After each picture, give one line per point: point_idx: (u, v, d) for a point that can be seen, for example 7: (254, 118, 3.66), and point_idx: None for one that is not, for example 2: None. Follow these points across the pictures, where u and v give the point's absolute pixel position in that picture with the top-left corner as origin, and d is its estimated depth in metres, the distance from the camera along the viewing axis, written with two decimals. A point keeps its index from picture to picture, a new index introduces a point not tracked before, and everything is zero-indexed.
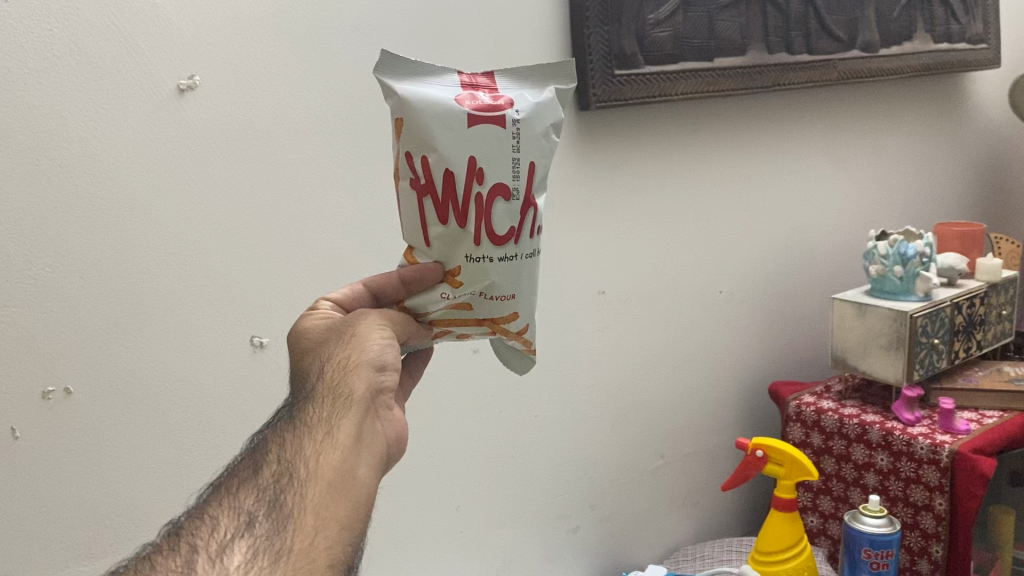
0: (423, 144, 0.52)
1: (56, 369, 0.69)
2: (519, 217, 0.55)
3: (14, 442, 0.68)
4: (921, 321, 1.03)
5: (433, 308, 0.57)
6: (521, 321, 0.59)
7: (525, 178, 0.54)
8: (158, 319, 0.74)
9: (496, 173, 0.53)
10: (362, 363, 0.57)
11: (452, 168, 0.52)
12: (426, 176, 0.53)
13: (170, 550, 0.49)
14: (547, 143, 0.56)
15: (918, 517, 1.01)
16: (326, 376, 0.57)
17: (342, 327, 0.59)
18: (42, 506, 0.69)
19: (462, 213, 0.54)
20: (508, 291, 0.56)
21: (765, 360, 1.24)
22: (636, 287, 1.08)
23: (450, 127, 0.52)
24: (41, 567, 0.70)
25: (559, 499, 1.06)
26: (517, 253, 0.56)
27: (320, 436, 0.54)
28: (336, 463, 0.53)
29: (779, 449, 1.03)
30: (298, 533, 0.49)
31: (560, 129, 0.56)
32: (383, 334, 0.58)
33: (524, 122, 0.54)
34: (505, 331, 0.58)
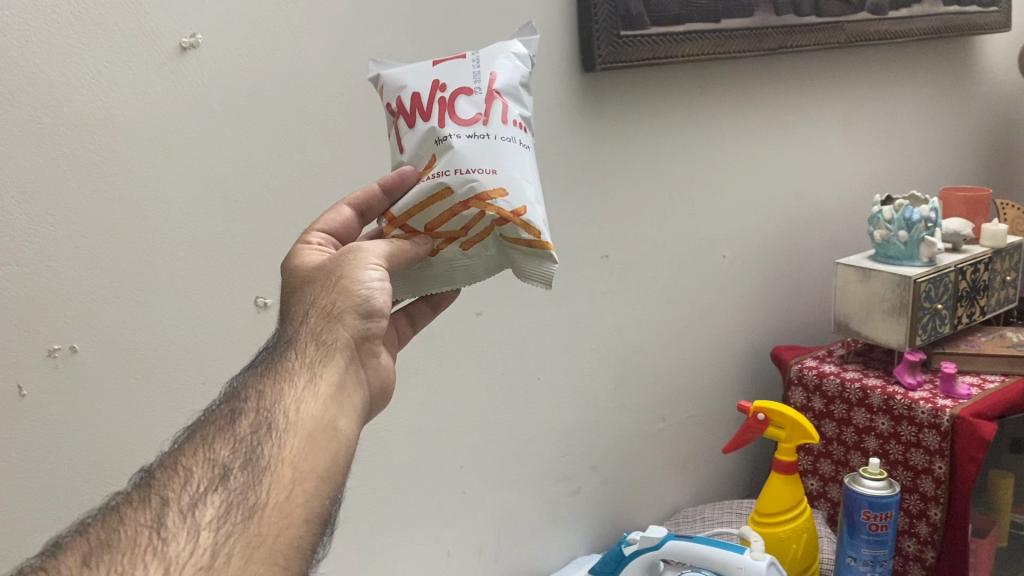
0: (393, 85, 0.63)
1: (60, 327, 0.71)
2: (485, 105, 0.61)
3: (21, 399, 0.70)
4: (924, 287, 1.03)
5: (416, 205, 0.62)
6: (516, 198, 0.61)
7: (486, 79, 0.62)
8: (160, 279, 0.75)
9: (457, 80, 0.62)
10: (347, 310, 0.57)
11: (417, 87, 0.62)
12: (398, 103, 0.62)
13: (138, 501, 0.44)
14: (511, 65, 0.63)
15: (918, 481, 1.01)
16: (309, 322, 0.56)
17: (330, 270, 0.59)
18: (45, 460, 0.72)
19: (426, 113, 0.61)
20: (487, 165, 0.60)
21: (765, 323, 1.26)
22: (641, 251, 1.08)
23: (415, 69, 0.63)
24: (43, 521, 0.72)
25: (562, 461, 1.06)
26: (488, 133, 0.61)
27: (300, 385, 0.51)
28: (315, 415, 0.50)
29: (779, 411, 0.96)
30: (274, 486, 0.46)
31: (526, 61, 0.64)
32: (372, 275, 0.59)
33: (482, 53, 0.63)
34: (500, 210, 0.60)
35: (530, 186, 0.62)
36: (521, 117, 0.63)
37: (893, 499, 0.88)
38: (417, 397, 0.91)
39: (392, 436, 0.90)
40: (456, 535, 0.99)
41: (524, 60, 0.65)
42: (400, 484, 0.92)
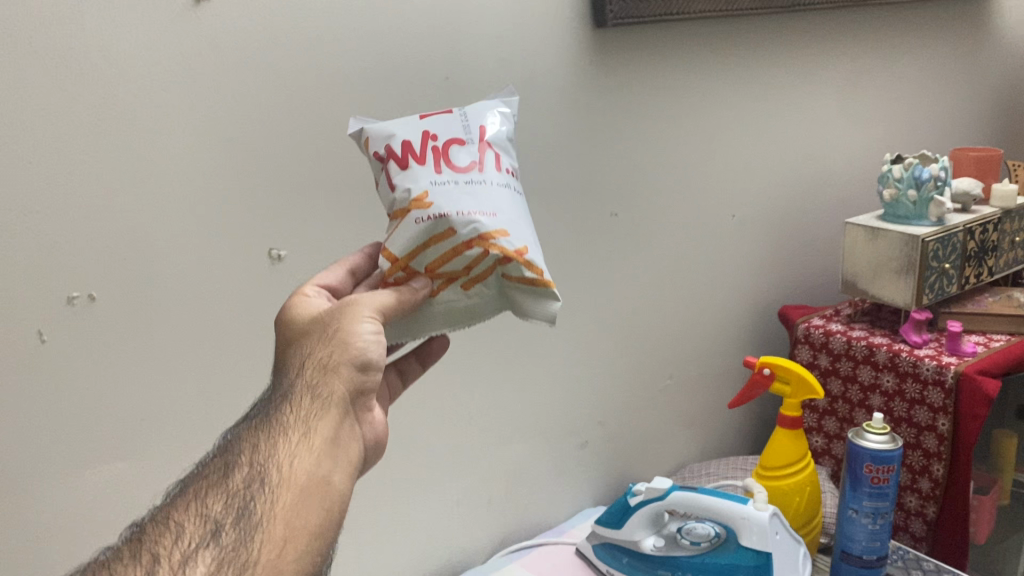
0: (380, 135, 0.65)
1: (78, 275, 0.72)
2: (478, 155, 0.65)
3: (41, 345, 0.72)
4: (933, 246, 1.03)
5: (417, 245, 0.62)
6: (516, 238, 0.63)
7: (476, 132, 0.66)
8: (175, 230, 0.76)
9: (448, 133, 0.66)
10: (344, 362, 0.60)
11: (407, 137, 0.65)
12: (387, 151, 0.64)
13: (130, 557, 0.47)
14: (497, 121, 0.68)
15: (921, 437, 1.02)
16: (306, 373, 0.59)
17: (328, 321, 0.61)
18: (67, 405, 0.74)
19: (420, 159, 0.64)
20: (488, 208, 0.63)
21: (774, 283, 1.26)
22: (651, 209, 1.09)
23: (404, 121, 0.66)
24: (64, 464, 0.74)
25: (570, 416, 1.08)
26: (484, 179, 0.64)
27: (296, 437, 0.56)
28: (308, 469, 0.54)
29: (785, 367, 0.97)
30: (265, 543, 0.49)
31: (508, 120, 0.69)
32: (371, 325, 0.61)
33: (468, 111, 0.68)
34: (503, 249, 0.62)
35: (527, 229, 0.65)
36: (509, 167, 0.67)
37: (895, 453, 0.90)
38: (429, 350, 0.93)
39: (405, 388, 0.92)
40: (466, 487, 1.01)
41: (509, 118, 0.70)
42: (414, 436, 0.94)
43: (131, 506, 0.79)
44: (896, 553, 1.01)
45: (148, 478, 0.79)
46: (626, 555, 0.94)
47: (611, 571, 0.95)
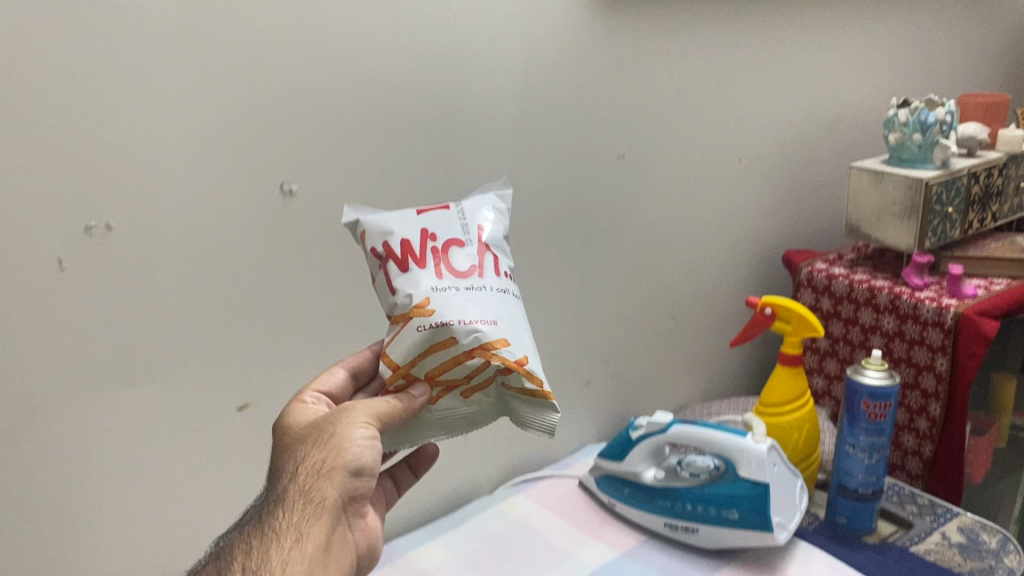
0: (378, 230, 0.67)
1: (95, 206, 0.73)
2: (478, 258, 0.67)
3: (60, 273, 0.73)
4: (936, 190, 1.04)
5: (418, 353, 0.64)
6: (517, 347, 0.64)
7: (475, 234, 0.68)
8: (189, 164, 0.77)
9: (447, 233, 0.67)
10: (337, 466, 0.61)
11: (405, 236, 0.66)
12: (386, 248, 0.66)
13: None
14: (492, 219, 0.70)
15: (919, 377, 1.04)
16: (300, 477, 0.61)
17: (324, 426, 0.63)
18: (87, 334, 0.75)
19: (420, 261, 0.65)
20: (489, 316, 0.64)
21: (778, 228, 1.28)
22: (657, 152, 1.10)
23: (404, 219, 0.68)
24: (85, 390, 0.76)
25: (574, 354, 1.10)
26: (484, 284, 0.66)
27: (288, 543, 0.58)
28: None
29: (785, 306, 0.98)
30: None
31: (503, 216, 0.72)
32: (364, 433, 0.62)
33: (465, 208, 0.70)
34: (504, 358, 0.64)
35: (527, 335, 0.66)
36: (506, 268, 0.69)
37: (892, 389, 0.92)
38: None
39: None
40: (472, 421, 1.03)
41: (504, 215, 0.72)
42: None
43: (151, 432, 0.81)
44: (892, 489, 1.04)
45: (167, 407, 0.81)
46: (627, 487, 0.98)
47: (614, 502, 0.99)
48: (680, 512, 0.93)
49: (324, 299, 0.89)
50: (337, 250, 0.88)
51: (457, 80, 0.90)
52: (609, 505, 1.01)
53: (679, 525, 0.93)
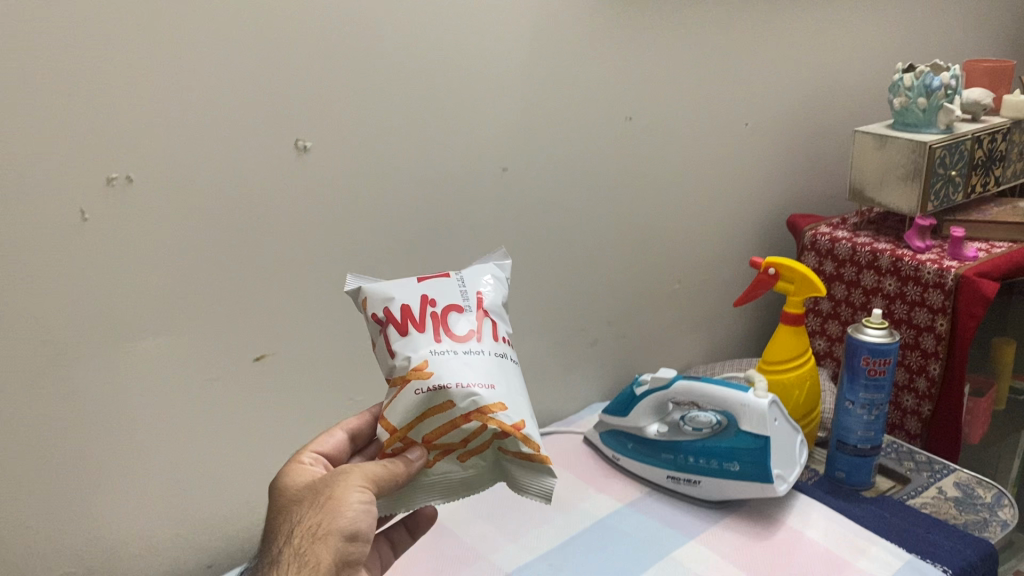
0: (378, 296, 0.65)
1: (117, 158, 0.75)
2: (477, 323, 0.64)
3: (83, 223, 0.75)
4: (940, 153, 1.06)
5: (414, 415, 0.61)
6: (514, 412, 0.61)
7: (474, 300, 0.66)
8: (206, 118, 0.78)
9: (446, 298, 0.65)
10: (333, 530, 0.56)
11: (405, 301, 0.64)
12: (386, 313, 0.64)
13: None
14: (492, 286, 0.68)
15: (920, 338, 1.06)
16: (295, 541, 0.57)
17: (322, 489, 0.59)
18: (109, 284, 0.77)
19: (419, 325, 0.63)
20: (487, 379, 0.61)
21: (782, 193, 1.29)
22: (664, 114, 1.11)
23: (404, 285, 0.65)
24: (107, 339, 0.79)
25: (581, 314, 1.12)
26: (482, 348, 0.63)
27: None
28: None
29: (789, 267, 1.00)
30: None
31: (503, 284, 0.69)
32: (361, 495, 0.58)
33: (465, 275, 0.68)
34: (501, 422, 0.60)
35: (525, 403, 0.63)
36: (505, 334, 0.66)
37: (892, 346, 0.93)
38: (445, 242, 0.97)
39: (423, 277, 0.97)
40: None
41: (503, 282, 0.69)
42: None
43: (172, 380, 0.83)
44: (890, 447, 1.07)
45: (186, 357, 0.83)
46: (631, 441, 1.01)
47: (618, 455, 1.02)
48: (682, 464, 0.95)
49: (339, 253, 0.90)
50: (351, 206, 0.89)
51: (468, 40, 0.92)
52: (613, 459, 1.04)
53: (681, 477, 0.96)
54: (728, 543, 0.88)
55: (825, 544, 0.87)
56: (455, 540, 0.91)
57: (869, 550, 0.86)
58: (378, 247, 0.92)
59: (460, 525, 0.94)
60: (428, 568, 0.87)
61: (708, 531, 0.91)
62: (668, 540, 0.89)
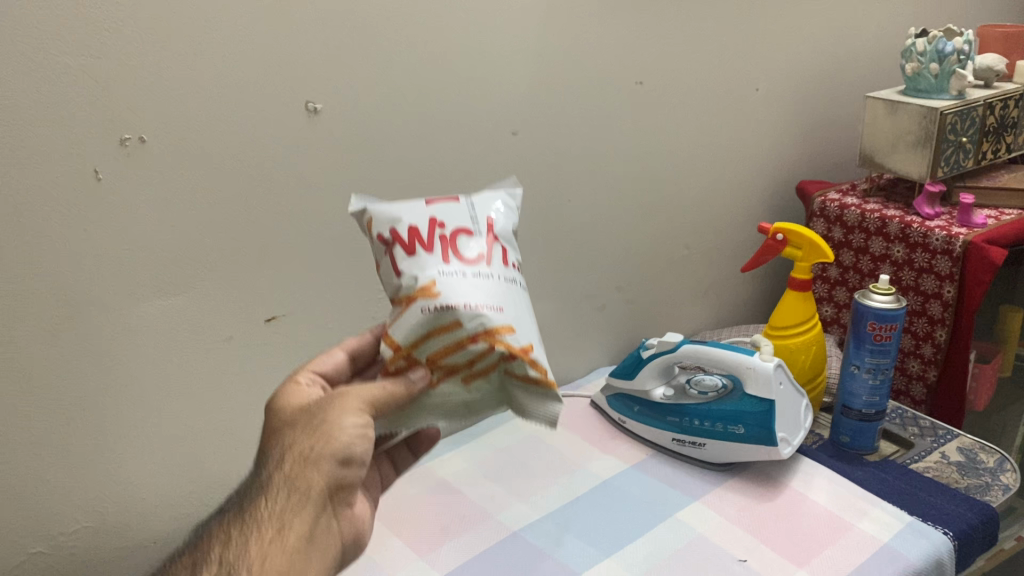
0: (387, 218, 0.65)
1: (130, 118, 0.75)
2: (486, 248, 0.65)
3: (97, 183, 0.75)
4: (951, 119, 1.05)
5: (419, 335, 0.61)
6: (521, 336, 0.62)
7: (484, 225, 0.66)
8: (219, 79, 0.78)
9: (455, 221, 0.65)
10: (325, 455, 0.60)
11: (413, 223, 0.64)
12: (392, 234, 0.64)
13: None
14: (501, 213, 0.69)
15: (927, 305, 1.06)
16: (289, 463, 0.60)
17: (315, 413, 0.62)
18: (122, 243, 0.78)
19: (427, 246, 0.63)
20: (494, 303, 0.62)
21: (793, 160, 1.29)
22: (675, 79, 1.11)
23: (411, 208, 0.66)
24: (122, 298, 0.80)
25: (589, 279, 1.13)
26: (491, 272, 0.64)
27: (272, 532, 0.58)
28: (279, 567, 0.57)
29: (798, 232, 1.00)
30: None
31: (512, 213, 0.70)
32: (356, 419, 0.61)
33: (474, 201, 0.68)
34: (507, 345, 0.61)
35: (532, 327, 0.64)
36: (512, 261, 0.67)
37: (899, 312, 0.94)
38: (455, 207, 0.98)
39: None
40: None
41: (512, 211, 0.70)
42: None
43: (185, 340, 0.84)
44: (894, 412, 1.07)
45: (198, 318, 0.85)
46: (637, 404, 1.02)
47: (624, 418, 1.03)
48: (688, 427, 0.96)
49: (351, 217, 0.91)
50: (362, 169, 0.90)
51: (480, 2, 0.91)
52: (619, 422, 1.05)
53: (687, 440, 0.97)
54: (732, 504, 0.90)
55: (828, 506, 0.88)
56: (463, 499, 0.93)
57: (871, 513, 0.87)
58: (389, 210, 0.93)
59: (468, 483, 0.96)
60: (437, 527, 0.89)
61: (712, 492, 0.92)
62: (673, 501, 0.91)
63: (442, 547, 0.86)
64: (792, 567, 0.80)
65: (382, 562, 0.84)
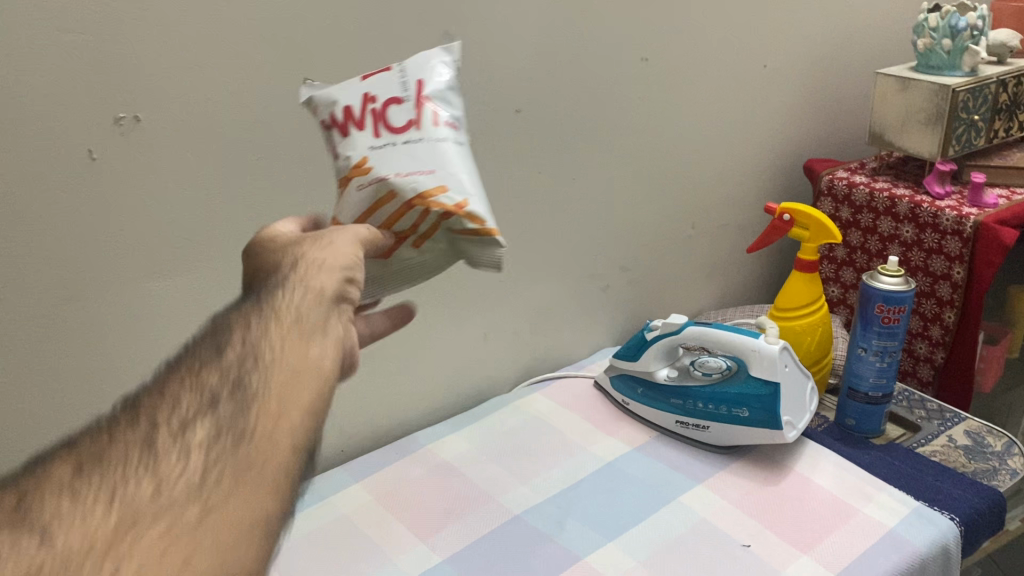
0: (321, 100, 0.66)
1: (124, 97, 0.74)
2: (416, 111, 0.64)
3: (91, 164, 0.74)
4: (963, 96, 1.03)
5: (363, 210, 0.64)
6: (455, 192, 0.62)
7: (415, 87, 0.65)
8: (214, 56, 0.77)
9: (386, 91, 0.65)
10: (335, 264, 0.59)
11: (346, 102, 0.65)
12: (328, 117, 0.65)
13: (128, 423, 0.48)
14: (437, 70, 0.66)
15: (935, 286, 1.04)
16: (299, 269, 0.58)
17: (315, 234, 0.61)
18: (118, 224, 0.77)
19: (359, 123, 0.64)
20: (425, 167, 0.62)
21: (801, 137, 1.27)
22: (682, 55, 1.08)
23: (343, 86, 0.66)
24: (118, 280, 0.79)
25: (593, 259, 1.12)
26: (421, 135, 0.63)
27: (291, 321, 0.55)
28: (305, 354, 0.53)
29: (805, 212, 0.99)
30: (261, 415, 0.49)
31: (450, 69, 0.68)
32: (351, 244, 0.60)
33: (409, 63, 0.67)
34: (443, 205, 0.62)
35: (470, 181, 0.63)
36: (452, 118, 0.65)
37: (908, 294, 0.93)
38: None
39: None
40: (491, 320, 1.06)
41: (451, 67, 0.68)
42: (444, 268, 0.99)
43: (184, 322, 0.84)
44: (901, 394, 1.06)
45: (197, 299, 0.84)
46: (641, 386, 1.01)
47: (627, 400, 1.02)
48: (692, 410, 0.96)
49: None
50: None
51: None
52: (623, 404, 1.04)
53: (690, 422, 0.96)
54: (736, 488, 0.89)
55: (833, 490, 0.87)
56: (465, 481, 0.93)
57: (877, 498, 0.86)
58: None
59: (469, 465, 0.95)
60: (438, 510, 0.88)
61: (715, 475, 0.91)
62: (676, 484, 0.90)
63: (443, 530, 0.85)
64: (795, 552, 0.79)
65: (383, 546, 0.84)
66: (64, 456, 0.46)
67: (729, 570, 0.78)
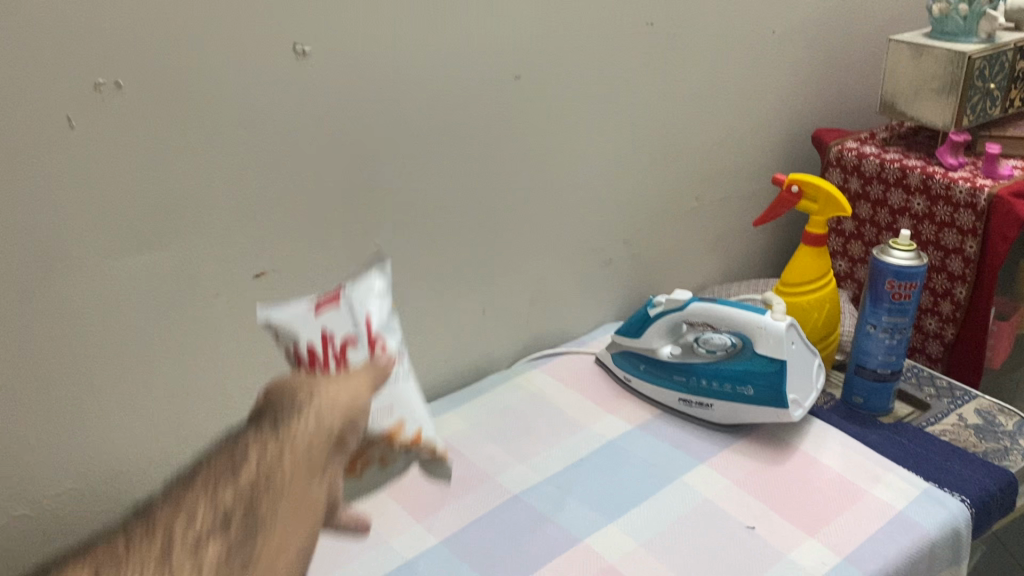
0: (287, 335, 0.73)
1: (105, 61, 0.70)
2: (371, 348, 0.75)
3: (70, 132, 0.71)
4: (979, 64, 1.00)
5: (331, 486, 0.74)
6: (410, 426, 0.77)
7: (363, 324, 0.77)
8: (197, 18, 0.73)
9: (341, 329, 0.75)
10: (333, 404, 0.58)
11: (309, 340, 0.74)
12: (298, 352, 0.73)
13: (139, 539, 0.47)
14: (376, 308, 0.79)
15: (947, 260, 1.02)
16: (300, 412, 0.57)
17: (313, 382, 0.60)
18: (101, 196, 0.74)
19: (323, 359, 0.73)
20: (388, 403, 0.76)
21: (809, 107, 1.23)
22: (688, 20, 1.05)
23: (304, 322, 0.75)
24: (102, 254, 0.75)
25: (595, 232, 1.09)
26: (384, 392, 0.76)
27: (293, 456, 0.53)
28: (309, 497, 0.53)
29: (814, 185, 0.95)
30: (264, 548, 0.49)
31: (389, 307, 0.81)
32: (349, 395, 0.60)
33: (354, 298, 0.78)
34: (407, 439, 0.77)
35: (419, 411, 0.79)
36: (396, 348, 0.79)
37: (919, 270, 0.90)
38: (456, 157, 0.93)
39: (432, 194, 0.93)
40: (489, 296, 1.03)
41: (387, 301, 0.81)
42: (442, 241, 0.96)
43: (173, 296, 0.81)
44: (910, 371, 1.04)
45: (185, 275, 0.80)
46: (643, 362, 0.99)
47: (629, 377, 1.00)
48: (694, 386, 0.93)
49: (346, 169, 0.86)
50: (357, 116, 0.85)
51: None
52: (624, 381, 1.01)
53: (693, 400, 0.93)
54: (741, 468, 0.87)
55: (841, 471, 0.85)
56: (463, 461, 0.90)
57: (885, 478, 0.83)
58: (385, 161, 0.88)
59: (467, 444, 0.93)
60: (434, 490, 0.86)
61: (720, 454, 0.89)
62: (680, 463, 0.88)
63: (439, 511, 0.83)
64: (802, 535, 0.77)
65: (379, 527, 0.81)
66: (74, 563, 0.46)
67: (735, 553, 0.76)
